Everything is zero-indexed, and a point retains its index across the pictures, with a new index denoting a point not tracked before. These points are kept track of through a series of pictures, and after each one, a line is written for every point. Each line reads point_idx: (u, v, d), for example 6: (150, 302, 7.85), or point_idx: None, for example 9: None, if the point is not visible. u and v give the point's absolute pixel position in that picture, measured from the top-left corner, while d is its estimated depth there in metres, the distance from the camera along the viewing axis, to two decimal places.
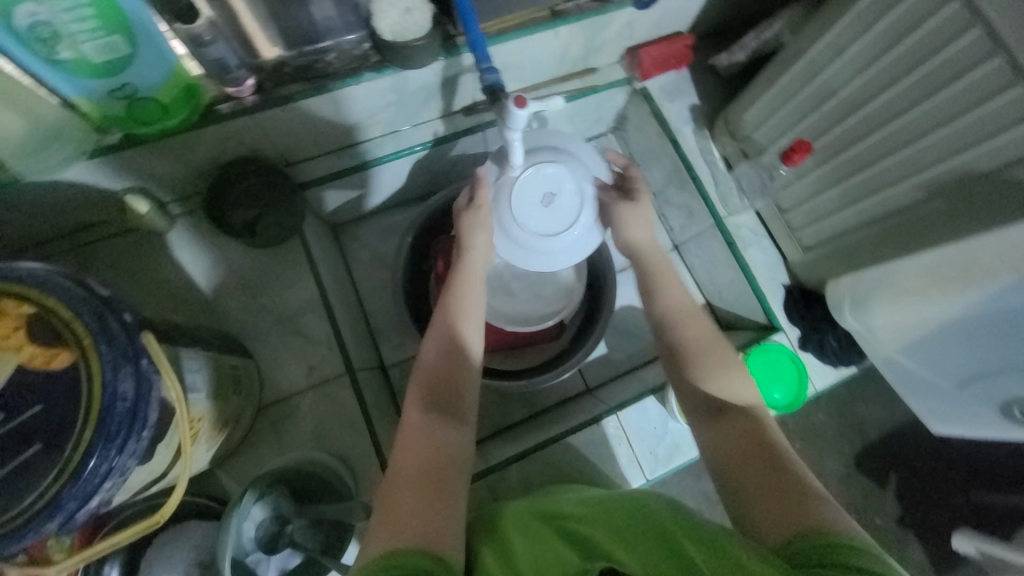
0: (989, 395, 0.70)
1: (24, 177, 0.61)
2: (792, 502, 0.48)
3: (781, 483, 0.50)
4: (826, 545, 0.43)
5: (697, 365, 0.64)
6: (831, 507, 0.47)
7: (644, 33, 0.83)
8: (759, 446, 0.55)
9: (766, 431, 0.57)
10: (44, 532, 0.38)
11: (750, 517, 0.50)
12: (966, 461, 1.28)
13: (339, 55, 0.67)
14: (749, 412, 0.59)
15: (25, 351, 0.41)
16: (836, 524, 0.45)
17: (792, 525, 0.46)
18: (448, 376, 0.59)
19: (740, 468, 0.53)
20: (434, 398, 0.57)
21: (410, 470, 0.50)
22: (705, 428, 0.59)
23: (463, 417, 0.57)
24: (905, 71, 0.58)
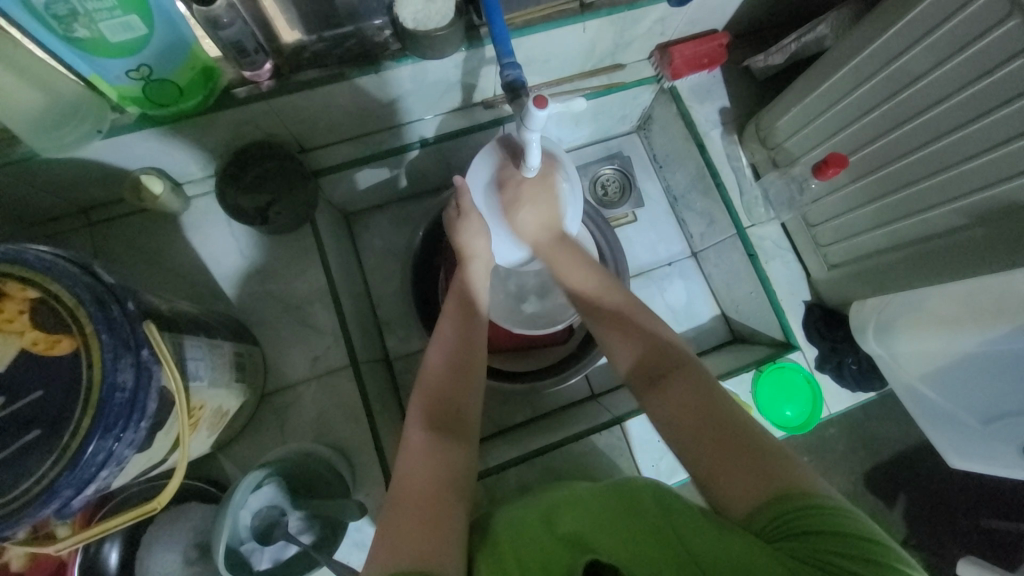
0: (1016, 436, 0.66)
1: (39, 152, 0.60)
2: (755, 460, 0.48)
3: (739, 441, 0.50)
4: (800, 509, 0.43)
5: (629, 326, 0.62)
6: (792, 462, 0.48)
7: (677, 30, 0.79)
8: (709, 406, 0.53)
9: (709, 383, 0.56)
10: (40, 517, 0.39)
11: (718, 487, 0.49)
12: (983, 491, 1.24)
13: (360, 41, 0.65)
14: (688, 366, 0.57)
15: (29, 336, 0.41)
16: (802, 481, 0.46)
17: (760, 489, 0.46)
18: (448, 391, 0.59)
19: (695, 438, 0.52)
20: (436, 408, 0.57)
21: (412, 490, 0.49)
22: (653, 400, 0.57)
23: (465, 429, 0.57)
24: (955, 88, 0.54)
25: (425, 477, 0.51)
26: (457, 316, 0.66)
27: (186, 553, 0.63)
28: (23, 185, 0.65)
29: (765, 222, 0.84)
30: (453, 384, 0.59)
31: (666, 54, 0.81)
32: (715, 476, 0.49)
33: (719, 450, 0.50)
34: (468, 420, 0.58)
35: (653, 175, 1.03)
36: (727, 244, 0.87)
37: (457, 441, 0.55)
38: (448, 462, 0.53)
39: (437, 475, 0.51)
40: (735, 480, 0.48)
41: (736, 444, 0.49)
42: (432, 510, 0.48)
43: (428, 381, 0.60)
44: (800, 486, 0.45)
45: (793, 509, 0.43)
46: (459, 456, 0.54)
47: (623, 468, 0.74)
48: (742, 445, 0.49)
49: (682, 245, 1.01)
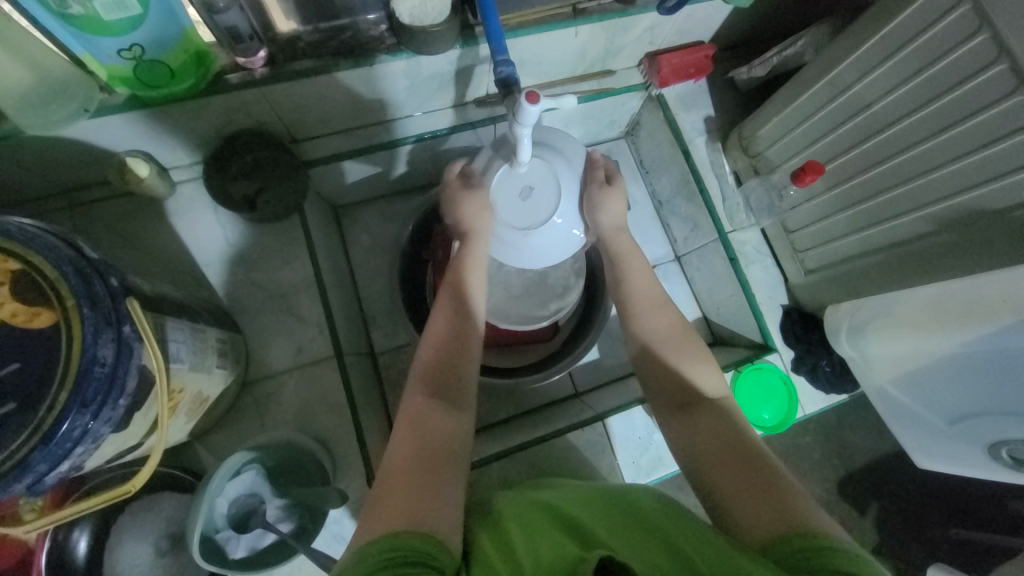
0: (978, 436, 0.70)
1: (24, 130, 0.59)
2: (771, 497, 0.48)
3: (758, 477, 0.50)
4: (815, 547, 0.42)
5: (664, 359, 0.63)
6: (809, 505, 0.47)
7: (666, 39, 0.81)
8: (734, 443, 0.54)
9: (735, 422, 0.56)
10: (11, 493, 0.38)
11: (733, 520, 0.48)
12: (947, 496, 1.28)
13: (355, 34, 0.66)
14: (718, 403, 0.59)
15: (8, 308, 0.40)
16: (817, 523, 0.45)
17: (773, 522, 0.45)
18: (448, 363, 0.58)
19: (716, 467, 0.52)
20: (435, 376, 0.57)
21: (407, 459, 0.49)
22: (680, 433, 0.58)
23: (461, 399, 0.57)
24: (926, 101, 0.57)
25: (418, 443, 0.50)
26: (452, 296, 0.64)
27: (159, 544, 0.62)
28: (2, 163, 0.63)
29: (746, 227, 0.87)
30: (456, 355, 0.59)
31: (655, 62, 0.83)
32: (729, 503, 0.49)
33: (737, 480, 0.50)
34: (467, 392, 0.57)
35: (639, 180, 1.06)
36: (710, 248, 0.90)
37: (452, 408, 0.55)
38: (441, 427, 0.53)
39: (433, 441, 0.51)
40: (748, 510, 0.48)
41: (754, 478, 0.50)
42: (425, 479, 0.47)
43: (430, 348, 0.60)
44: (815, 526, 0.44)
45: (805, 546, 0.42)
46: (455, 424, 0.54)
47: (604, 464, 0.75)
48: (761, 481, 0.49)
49: (666, 249, 1.03)
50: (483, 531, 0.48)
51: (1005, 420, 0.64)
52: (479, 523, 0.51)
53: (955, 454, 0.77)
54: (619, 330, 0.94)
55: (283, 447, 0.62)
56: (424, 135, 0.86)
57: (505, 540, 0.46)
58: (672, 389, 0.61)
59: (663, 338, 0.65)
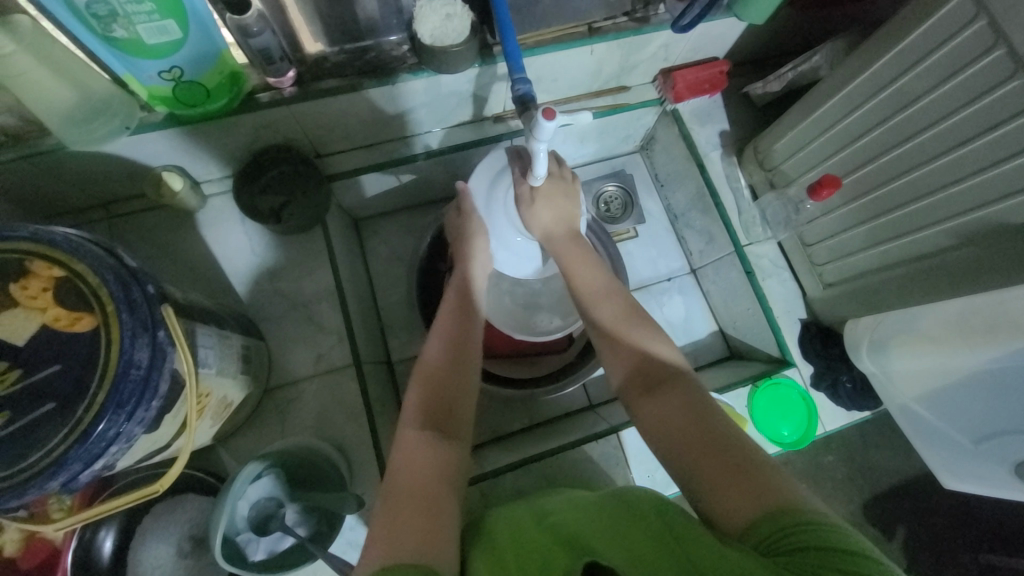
0: (1003, 455, 0.67)
1: (68, 146, 0.63)
2: (746, 475, 0.47)
3: (729, 457, 0.49)
4: (795, 524, 0.41)
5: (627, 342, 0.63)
6: (783, 478, 0.46)
7: (680, 56, 0.83)
8: (706, 423, 0.53)
9: (705, 399, 0.56)
10: (47, 489, 0.40)
11: (711, 500, 0.48)
12: (979, 521, 1.23)
13: (378, 55, 0.69)
14: (685, 382, 0.58)
15: (51, 312, 0.43)
16: (791, 497, 0.44)
17: (750, 502, 0.45)
18: (445, 390, 0.60)
19: (688, 452, 0.51)
20: (431, 405, 0.59)
21: (408, 484, 0.50)
22: (650, 412, 0.57)
23: (458, 430, 0.58)
24: (943, 115, 0.57)
25: (416, 473, 0.51)
26: (456, 318, 0.68)
27: (181, 545, 0.63)
28: (48, 177, 0.67)
29: (762, 240, 0.87)
30: (450, 387, 0.61)
31: (669, 78, 0.85)
32: (708, 488, 0.48)
33: (710, 462, 0.49)
34: (462, 424, 0.59)
35: (655, 193, 1.06)
36: (725, 261, 0.90)
37: (448, 442, 0.55)
38: (437, 459, 0.53)
39: (431, 471, 0.52)
40: (725, 494, 0.47)
41: (726, 457, 0.49)
42: (426, 505, 0.48)
43: (424, 378, 0.61)
44: (789, 503, 0.43)
45: (782, 524, 0.42)
46: (452, 453, 0.55)
47: (618, 478, 0.74)
48: (734, 460, 0.49)
49: (682, 262, 1.03)
50: (498, 538, 0.49)
51: None
52: (494, 530, 0.51)
53: (979, 474, 0.74)
54: None
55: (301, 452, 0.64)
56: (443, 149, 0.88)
57: (517, 545, 0.47)
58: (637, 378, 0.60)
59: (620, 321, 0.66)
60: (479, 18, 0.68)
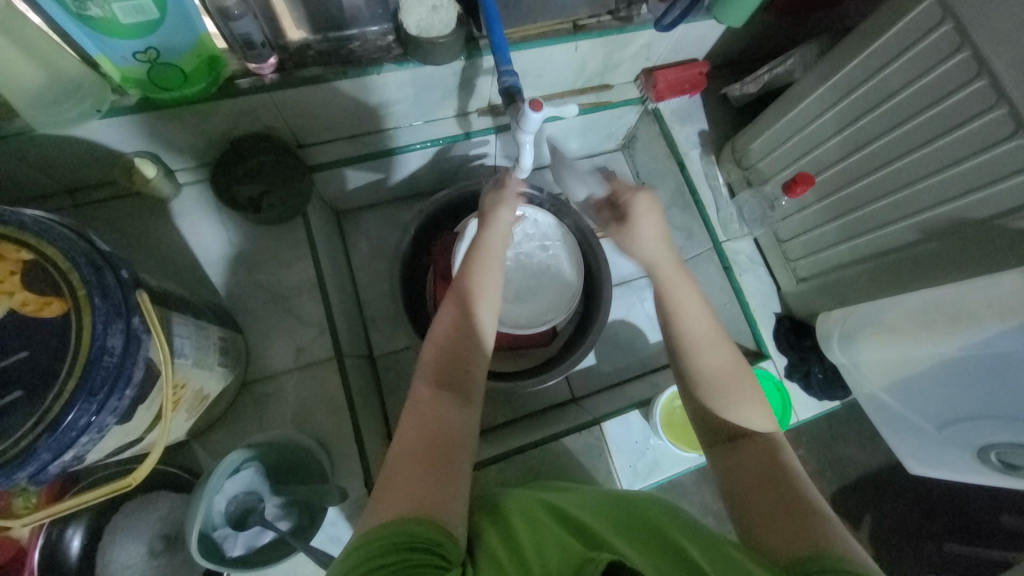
0: (967, 440, 0.71)
1: (35, 128, 0.60)
2: (801, 524, 0.47)
3: (791, 508, 0.49)
4: (840, 570, 0.41)
5: (715, 396, 0.59)
6: (840, 535, 0.45)
7: (662, 56, 0.85)
8: (777, 481, 0.52)
9: (781, 459, 0.54)
10: (13, 481, 0.38)
11: (761, 538, 0.48)
12: (940, 510, 1.29)
13: (362, 44, 0.68)
14: (768, 440, 0.56)
15: (19, 297, 0.41)
16: (843, 547, 0.43)
17: (796, 544, 0.45)
18: (459, 351, 0.57)
19: (748, 495, 0.52)
20: (448, 365, 0.56)
21: (411, 446, 0.49)
22: (725, 457, 0.56)
23: (472, 392, 0.56)
24: (910, 115, 0.60)
25: (421, 436, 0.50)
26: (466, 278, 0.63)
27: (153, 544, 0.61)
28: (10, 159, 0.64)
29: (739, 237, 0.90)
30: (461, 349, 0.57)
31: (651, 77, 0.86)
32: (760, 527, 0.49)
33: (769, 509, 0.49)
34: (475, 384, 0.56)
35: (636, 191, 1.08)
36: (704, 257, 0.92)
37: (461, 404, 0.54)
38: (448, 420, 0.52)
39: (438, 429, 0.51)
40: (774, 535, 0.47)
41: (785, 505, 0.49)
42: (429, 466, 0.48)
43: (435, 343, 0.58)
44: (843, 552, 0.43)
45: (822, 563, 0.42)
46: (462, 415, 0.53)
47: (601, 468, 0.75)
48: (794, 511, 0.48)
49: None
50: (492, 527, 0.49)
51: (996, 423, 0.65)
52: (493, 517, 0.51)
53: (945, 459, 0.78)
54: (615, 337, 0.95)
55: (279, 444, 0.63)
56: (427, 143, 0.87)
57: (516, 532, 0.47)
58: (709, 422, 0.59)
59: (724, 375, 0.60)
60: (465, 11, 0.68)
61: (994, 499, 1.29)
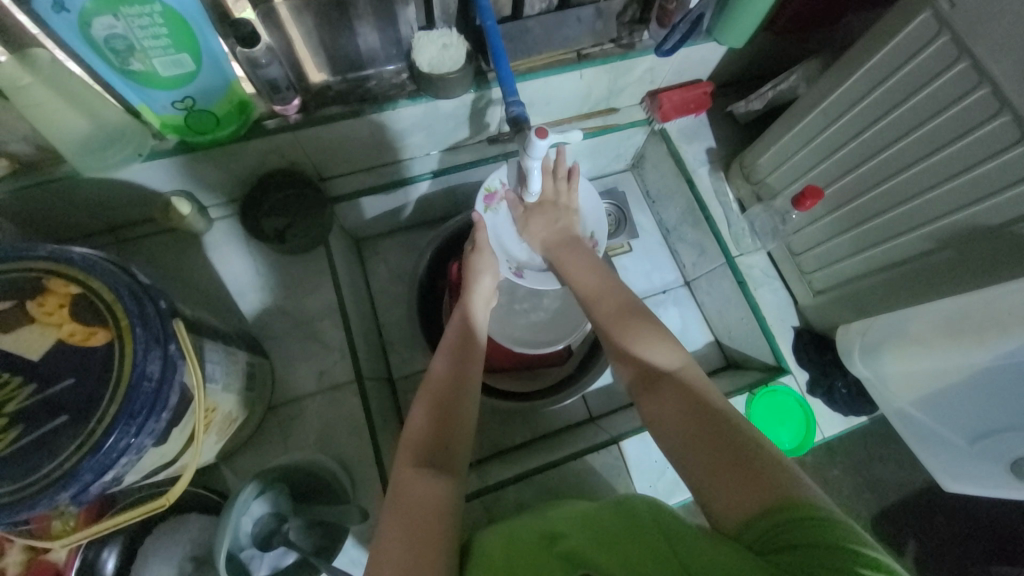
0: (999, 454, 0.68)
1: (82, 172, 0.66)
2: (749, 470, 0.47)
3: (737, 454, 0.48)
4: (793, 520, 0.41)
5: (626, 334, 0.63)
6: (789, 472, 0.46)
7: (665, 79, 0.87)
8: (704, 424, 0.52)
9: (701, 394, 0.55)
10: (57, 502, 0.40)
11: (710, 493, 0.48)
12: (989, 535, 1.22)
13: (378, 83, 0.73)
14: (678, 374, 0.58)
15: (66, 328, 0.44)
16: (794, 489, 0.44)
17: (751, 500, 0.45)
18: (445, 429, 0.59)
19: (694, 449, 0.51)
20: (429, 446, 0.57)
21: (400, 527, 0.49)
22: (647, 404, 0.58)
23: (455, 464, 0.57)
24: (915, 126, 0.60)
25: (411, 517, 0.50)
26: (454, 354, 0.67)
27: (182, 566, 0.62)
28: (60, 201, 0.70)
29: (752, 251, 0.90)
30: (449, 418, 0.60)
31: (656, 99, 0.89)
32: (711, 485, 0.48)
33: (716, 459, 0.49)
34: (459, 457, 0.58)
35: (646, 209, 1.10)
36: (718, 272, 0.92)
37: (444, 475, 0.55)
38: (432, 497, 0.53)
39: (428, 509, 0.51)
40: (725, 490, 0.47)
41: (727, 450, 0.49)
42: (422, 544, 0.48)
43: (427, 398, 0.62)
44: (792, 497, 0.43)
45: (782, 520, 0.42)
46: (444, 491, 0.54)
47: (620, 489, 0.74)
48: (738, 454, 0.48)
49: (676, 274, 1.06)
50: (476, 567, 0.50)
51: None
52: (483, 558, 0.51)
53: (979, 478, 0.74)
54: None
55: (294, 467, 0.65)
56: (424, 176, 0.90)
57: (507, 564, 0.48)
58: (631, 368, 0.61)
59: (620, 318, 0.65)
60: (474, 47, 0.72)
61: None
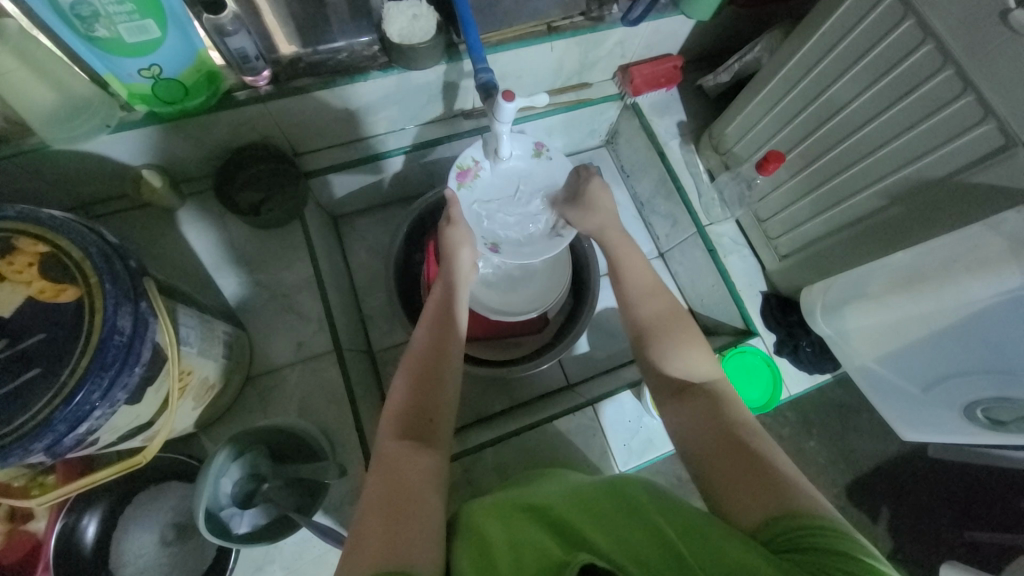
0: (952, 398, 0.72)
1: (49, 145, 0.65)
2: (766, 482, 0.48)
3: (753, 465, 0.50)
4: (805, 527, 0.43)
5: (660, 342, 0.65)
6: (802, 487, 0.48)
7: (635, 53, 0.89)
8: (726, 434, 0.54)
9: (730, 410, 0.57)
10: (31, 451, 0.41)
11: (725, 499, 0.50)
12: (954, 497, 1.27)
13: (350, 55, 0.73)
14: (711, 388, 0.60)
15: (36, 286, 0.45)
16: (809, 504, 0.46)
17: (763, 506, 0.47)
18: (425, 401, 0.59)
19: (710, 458, 0.53)
20: (409, 416, 0.57)
21: (381, 492, 0.49)
22: (673, 408, 0.60)
23: (438, 437, 0.57)
24: (868, 85, 0.63)
25: (391, 482, 0.50)
26: (433, 326, 0.67)
27: (164, 533, 0.64)
28: (28, 175, 0.69)
29: (722, 220, 0.93)
30: (429, 394, 0.59)
31: (627, 73, 0.91)
32: (723, 489, 0.51)
33: (733, 466, 0.51)
34: (442, 430, 0.57)
35: (621, 184, 1.12)
36: (690, 242, 0.95)
37: (427, 447, 0.54)
38: (415, 467, 0.52)
39: (410, 477, 0.51)
40: (739, 494, 0.49)
41: (743, 459, 0.51)
42: (402, 508, 0.47)
43: (407, 373, 0.61)
44: (808, 507, 0.45)
45: (798, 527, 0.43)
46: (428, 461, 0.53)
47: (595, 447, 0.77)
48: (753, 464, 0.50)
49: (651, 247, 1.08)
50: (460, 538, 0.51)
51: (979, 378, 0.66)
52: (467, 527, 0.52)
53: (936, 421, 0.79)
54: (607, 324, 0.97)
55: (270, 432, 0.65)
56: (394, 152, 0.89)
57: (495, 538, 0.47)
58: (663, 376, 0.63)
59: (662, 324, 0.67)
60: (445, 19, 0.73)
61: (1008, 483, 1.27)
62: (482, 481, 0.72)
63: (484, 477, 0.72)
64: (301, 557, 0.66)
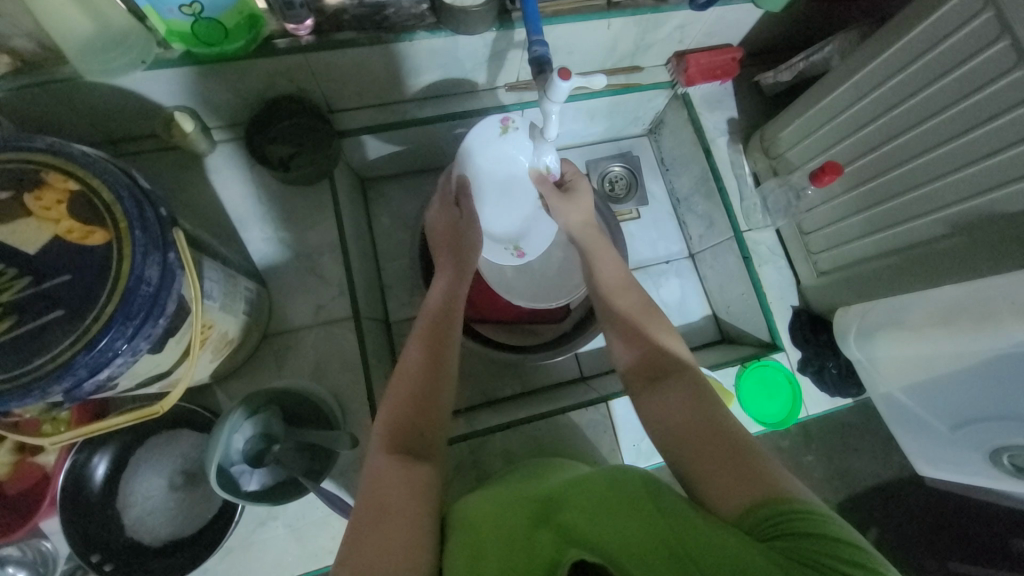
0: (980, 441, 0.70)
1: (84, 76, 0.63)
2: (745, 468, 0.47)
3: (730, 451, 0.48)
4: (788, 513, 0.42)
5: (638, 328, 0.63)
6: (780, 472, 0.47)
7: (695, 39, 0.84)
8: (700, 420, 0.52)
9: (701, 394, 0.55)
10: (49, 394, 0.40)
11: (703, 487, 0.48)
12: (947, 529, 1.26)
13: (397, 12, 0.69)
14: (683, 374, 0.58)
15: (64, 225, 0.43)
16: (788, 489, 0.44)
17: (743, 492, 0.45)
18: (419, 419, 0.55)
19: (687, 447, 0.51)
20: (402, 433, 0.54)
21: (385, 505, 0.47)
22: (647, 399, 0.58)
23: (434, 450, 0.55)
24: (945, 106, 0.59)
25: (391, 497, 0.48)
26: (426, 339, 0.62)
27: (173, 478, 0.65)
28: (60, 105, 0.67)
29: (762, 227, 0.89)
30: (425, 408, 0.56)
31: (682, 61, 0.86)
32: (702, 479, 0.48)
33: (709, 454, 0.49)
34: (436, 443, 0.55)
35: (659, 177, 1.07)
36: (725, 246, 0.91)
37: (421, 464, 0.52)
38: (414, 481, 0.50)
39: (407, 488, 0.49)
40: (718, 479, 0.47)
41: (720, 445, 0.49)
42: (398, 512, 0.47)
43: (402, 386, 0.57)
44: (789, 492, 0.44)
45: (780, 512, 0.42)
46: (428, 477, 0.51)
47: (604, 444, 0.76)
48: (731, 450, 0.49)
49: (681, 246, 1.05)
50: (461, 523, 0.51)
51: (1008, 425, 0.64)
52: (467, 518, 0.52)
53: (957, 459, 0.77)
54: None
55: (283, 395, 0.65)
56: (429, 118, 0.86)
57: (491, 532, 0.48)
58: (634, 365, 0.61)
59: (629, 314, 0.65)
60: None
61: (1003, 522, 1.26)
62: (487, 464, 0.72)
63: (490, 461, 0.72)
64: (303, 517, 0.67)
